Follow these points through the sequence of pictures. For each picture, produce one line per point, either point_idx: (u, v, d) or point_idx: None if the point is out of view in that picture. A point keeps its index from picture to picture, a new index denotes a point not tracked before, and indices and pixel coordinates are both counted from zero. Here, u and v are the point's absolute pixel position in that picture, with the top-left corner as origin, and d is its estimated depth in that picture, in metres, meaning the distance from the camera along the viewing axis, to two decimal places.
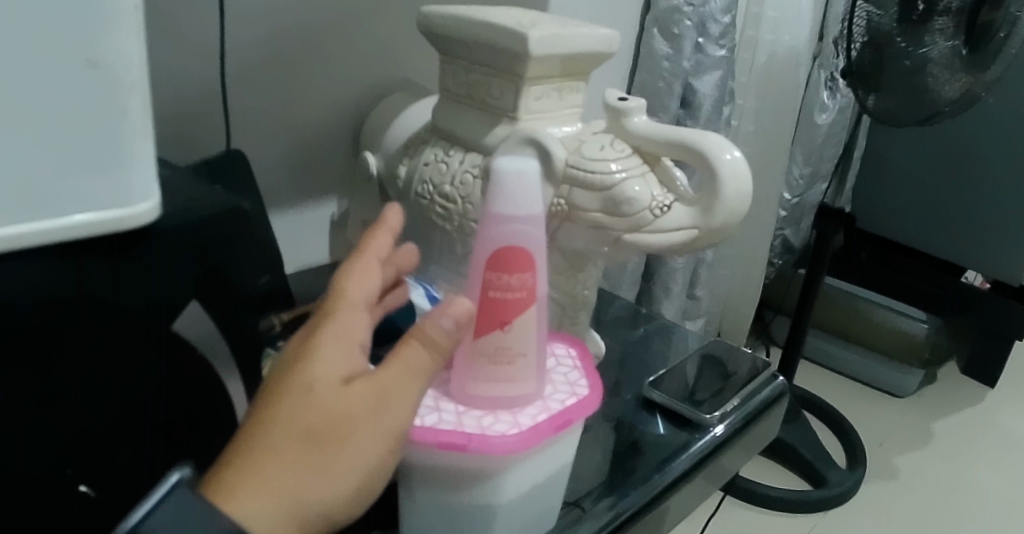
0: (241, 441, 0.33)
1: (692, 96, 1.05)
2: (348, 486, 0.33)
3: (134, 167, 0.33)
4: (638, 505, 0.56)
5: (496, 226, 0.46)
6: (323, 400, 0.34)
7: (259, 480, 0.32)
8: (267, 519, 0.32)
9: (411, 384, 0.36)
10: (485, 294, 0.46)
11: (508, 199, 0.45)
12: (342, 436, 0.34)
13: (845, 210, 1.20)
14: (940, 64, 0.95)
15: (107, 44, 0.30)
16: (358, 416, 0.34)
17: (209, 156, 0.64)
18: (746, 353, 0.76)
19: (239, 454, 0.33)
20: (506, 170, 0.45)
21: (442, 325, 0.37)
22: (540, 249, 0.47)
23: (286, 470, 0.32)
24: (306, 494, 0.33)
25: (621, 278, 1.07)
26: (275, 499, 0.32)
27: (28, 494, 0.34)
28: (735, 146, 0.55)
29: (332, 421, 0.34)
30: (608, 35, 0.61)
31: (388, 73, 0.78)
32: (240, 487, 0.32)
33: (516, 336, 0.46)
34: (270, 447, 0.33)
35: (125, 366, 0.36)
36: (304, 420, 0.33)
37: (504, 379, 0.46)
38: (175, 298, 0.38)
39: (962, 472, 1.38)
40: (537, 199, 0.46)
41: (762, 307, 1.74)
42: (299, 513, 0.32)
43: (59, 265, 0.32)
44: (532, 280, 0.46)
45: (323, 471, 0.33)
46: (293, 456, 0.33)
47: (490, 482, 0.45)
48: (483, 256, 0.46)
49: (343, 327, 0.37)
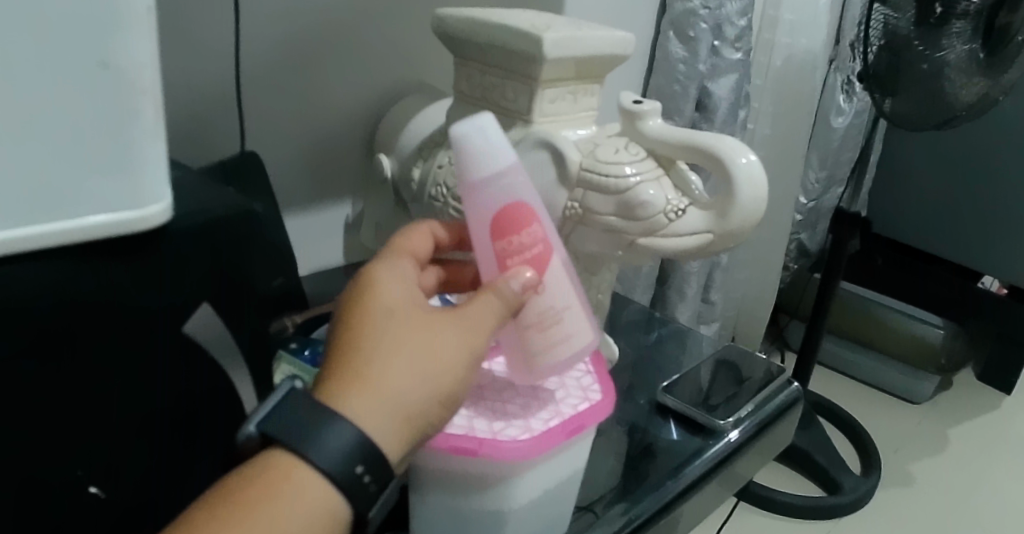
0: (339, 354, 0.37)
1: (707, 99, 1.05)
2: (443, 390, 0.38)
3: (145, 167, 0.33)
4: (650, 511, 0.55)
5: (483, 193, 0.45)
6: (409, 319, 0.38)
7: (369, 382, 0.36)
8: (379, 416, 0.36)
9: (486, 313, 0.41)
10: (503, 263, 0.45)
11: (484, 161, 0.44)
12: (433, 347, 0.38)
13: (861, 214, 1.19)
14: (957, 68, 0.94)
15: (118, 47, 0.30)
16: (446, 330, 0.39)
17: (224, 158, 0.65)
18: (761, 358, 0.76)
19: (343, 364, 0.37)
20: (467, 134, 0.44)
21: (513, 286, 0.42)
22: (534, 199, 0.45)
23: (393, 373, 0.36)
24: (405, 397, 0.36)
25: (635, 281, 1.07)
26: (387, 393, 0.36)
27: (38, 496, 0.34)
28: (751, 150, 0.54)
29: (422, 335, 0.38)
30: (623, 37, 0.61)
31: (402, 76, 0.77)
32: (353, 390, 0.36)
33: (550, 296, 0.45)
34: (373, 353, 0.37)
35: (137, 367, 0.36)
36: (397, 334, 0.38)
37: (555, 342, 0.45)
38: (189, 300, 0.37)
39: (979, 480, 1.36)
40: (509, 152, 0.45)
41: (778, 311, 1.73)
42: (403, 413, 0.36)
43: (55, 265, 0.32)
44: (541, 232, 0.45)
45: (423, 374, 0.37)
46: (395, 361, 0.37)
47: (502, 487, 0.45)
48: (483, 225, 0.45)
49: (403, 272, 0.42)
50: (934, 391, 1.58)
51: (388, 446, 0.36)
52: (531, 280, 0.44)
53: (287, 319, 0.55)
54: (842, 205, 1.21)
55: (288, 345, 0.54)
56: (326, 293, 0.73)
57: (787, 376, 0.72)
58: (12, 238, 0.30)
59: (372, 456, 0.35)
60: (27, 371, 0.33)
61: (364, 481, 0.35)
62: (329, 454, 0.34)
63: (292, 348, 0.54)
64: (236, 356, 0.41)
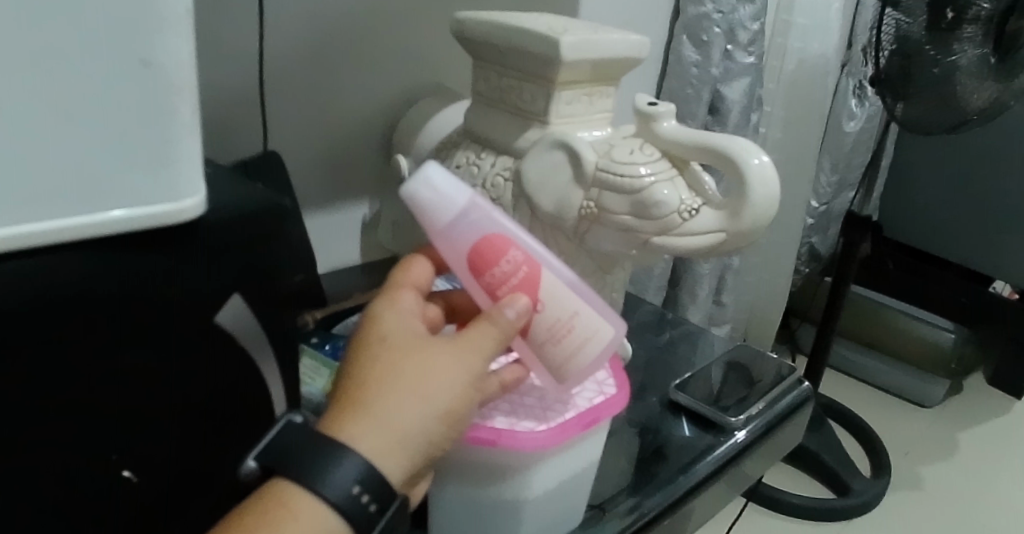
0: (344, 384, 0.39)
1: (720, 103, 1.05)
2: (441, 414, 0.38)
3: (182, 161, 0.34)
4: (661, 506, 0.57)
5: (452, 233, 0.47)
6: (405, 348, 0.39)
7: (368, 412, 0.37)
8: (378, 444, 0.36)
9: (483, 337, 0.41)
10: (493, 293, 0.46)
11: (442, 201, 0.47)
12: (429, 372, 0.38)
13: (872, 217, 1.19)
14: (968, 72, 0.95)
15: (159, 47, 0.32)
16: (441, 355, 0.39)
17: (247, 157, 0.66)
18: (773, 359, 0.77)
19: (346, 397, 0.38)
20: (416, 190, 0.47)
21: (508, 313, 0.43)
22: (502, 226, 0.47)
23: (391, 398, 0.37)
24: (402, 420, 0.37)
25: (647, 282, 1.08)
26: (384, 417, 0.37)
27: (72, 479, 0.36)
28: (762, 151, 0.55)
29: (416, 362, 0.39)
30: (638, 40, 0.62)
31: (420, 78, 0.79)
32: (353, 420, 0.37)
33: (550, 313, 0.46)
34: (371, 380, 0.38)
35: (171, 354, 0.38)
36: (394, 362, 0.39)
37: (573, 350, 0.46)
38: (222, 291, 0.38)
39: (988, 484, 1.36)
40: (460, 188, 0.47)
41: (788, 315, 1.74)
42: (403, 438, 0.37)
43: (88, 254, 0.33)
44: (519, 255, 0.46)
45: (419, 398, 0.38)
46: (392, 389, 0.38)
47: (520, 477, 0.46)
48: (461, 260, 0.47)
49: (408, 301, 0.43)
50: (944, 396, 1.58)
51: (389, 468, 0.37)
52: (526, 307, 0.44)
53: (309, 314, 0.56)
54: (853, 208, 1.21)
55: (310, 341, 0.57)
56: (345, 291, 0.74)
57: (797, 377, 0.72)
58: (55, 227, 0.31)
59: (374, 482, 0.36)
60: (61, 357, 0.34)
61: (369, 509, 0.36)
62: (337, 477, 0.35)
63: (313, 343, 0.57)
64: (265, 347, 0.42)
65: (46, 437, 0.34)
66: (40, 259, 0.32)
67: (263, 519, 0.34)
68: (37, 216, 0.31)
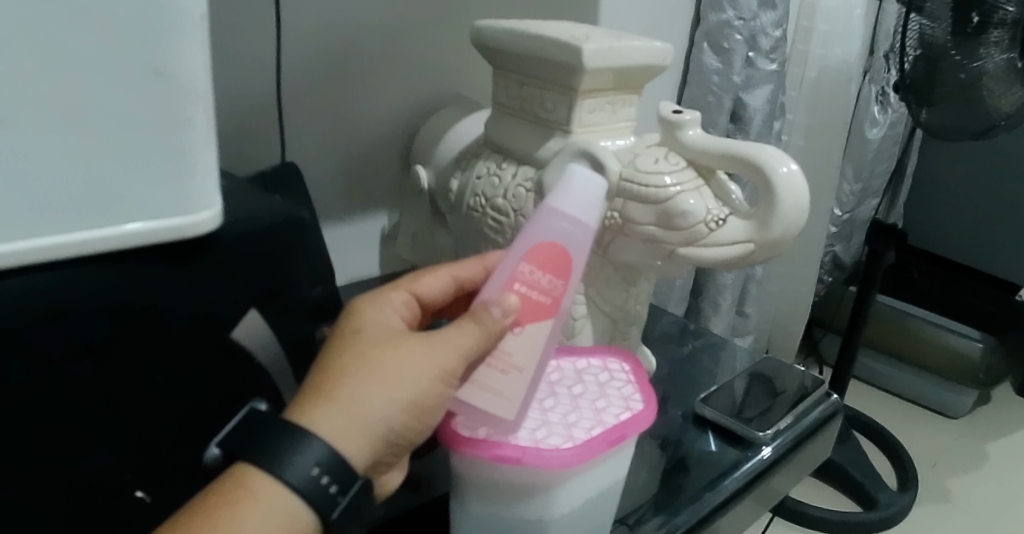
0: (314, 370, 0.39)
1: (743, 111, 1.04)
2: (405, 402, 0.38)
3: (196, 172, 0.33)
4: (687, 524, 0.55)
5: (548, 220, 0.45)
6: (380, 341, 0.40)
7: (330, 397, 0.37)
8: (335, 425, 0.36)
9: (459, 331, 0.41)
10: (511, 282, 0.45)
11: (570, 198, 0.46)
12: (395, 365, 0.39)
13: (898, 226, 1.16)
14: (996, 78, 0.92)
15: (170, 53, 0.31)
16: (411, 348, 0.39)
17: (266, 169, 0.66)
18: (797, 370, 0.75)
19: (313, 382, 0.38)
20: (575, 173, 0.47)
21: (494, 313, 0.43)
22: (581, 257, 0.46)
23: (357, 385, 0.38)
24: (364, 405, 0.37)
25: (669, 293, 1.07)
26: (345, 401, 0.37)
27: (84, 500, 0.35)
28: (790, 159, 0.54)
29: (386, 352, 0.39)
30: (661, 47, 0.61)
31: (441, 89, 0.78)
32: (316, 405, 0.37)
33: (519, 345, 0.44)
34: (338, 367, 0.38)
35: (185, 370, 0.37)
36: (364, 352, 0.39)
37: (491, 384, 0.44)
38: (237, 304, 0.38)
39: (1016, 497, 1.32)
40: (593, 214, 0.46)
41: (812, 324, 1.70)
42: (362, 422, 0.37)
43: (95, 272, 0.33)
44: (561, 288, 0.45)
45: (384, 388, 0.38)
46: (357, 377, 0.38)
47: (544, 497, 0.45)
48: (525, 245, 0.45)
49: (383, 302, 0.44)
50: (970, 406, 1.55)
51: (347, 450, 0.37)
52: (513, 307, 0.43)
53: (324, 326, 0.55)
54: (878, 217, 1.19)
55: None
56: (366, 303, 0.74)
57: (825, 390, 0.71)
58: (70, 241, 0.31)
59: (335, 465, 0.36)
60: (75, 373, 0.33)
61: (330, 492, 0.36)
62: (298, 465, 0.35)
63: None
64: (281, 360, 0.41)
65: (56, 456, 0.33)
66: (40, 277, 0.31)
67: (220, 500, 0.34)
68: (46, 229, 0.30)
